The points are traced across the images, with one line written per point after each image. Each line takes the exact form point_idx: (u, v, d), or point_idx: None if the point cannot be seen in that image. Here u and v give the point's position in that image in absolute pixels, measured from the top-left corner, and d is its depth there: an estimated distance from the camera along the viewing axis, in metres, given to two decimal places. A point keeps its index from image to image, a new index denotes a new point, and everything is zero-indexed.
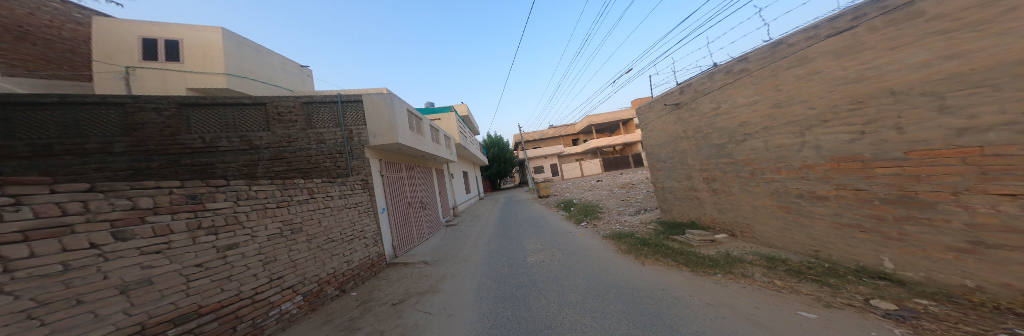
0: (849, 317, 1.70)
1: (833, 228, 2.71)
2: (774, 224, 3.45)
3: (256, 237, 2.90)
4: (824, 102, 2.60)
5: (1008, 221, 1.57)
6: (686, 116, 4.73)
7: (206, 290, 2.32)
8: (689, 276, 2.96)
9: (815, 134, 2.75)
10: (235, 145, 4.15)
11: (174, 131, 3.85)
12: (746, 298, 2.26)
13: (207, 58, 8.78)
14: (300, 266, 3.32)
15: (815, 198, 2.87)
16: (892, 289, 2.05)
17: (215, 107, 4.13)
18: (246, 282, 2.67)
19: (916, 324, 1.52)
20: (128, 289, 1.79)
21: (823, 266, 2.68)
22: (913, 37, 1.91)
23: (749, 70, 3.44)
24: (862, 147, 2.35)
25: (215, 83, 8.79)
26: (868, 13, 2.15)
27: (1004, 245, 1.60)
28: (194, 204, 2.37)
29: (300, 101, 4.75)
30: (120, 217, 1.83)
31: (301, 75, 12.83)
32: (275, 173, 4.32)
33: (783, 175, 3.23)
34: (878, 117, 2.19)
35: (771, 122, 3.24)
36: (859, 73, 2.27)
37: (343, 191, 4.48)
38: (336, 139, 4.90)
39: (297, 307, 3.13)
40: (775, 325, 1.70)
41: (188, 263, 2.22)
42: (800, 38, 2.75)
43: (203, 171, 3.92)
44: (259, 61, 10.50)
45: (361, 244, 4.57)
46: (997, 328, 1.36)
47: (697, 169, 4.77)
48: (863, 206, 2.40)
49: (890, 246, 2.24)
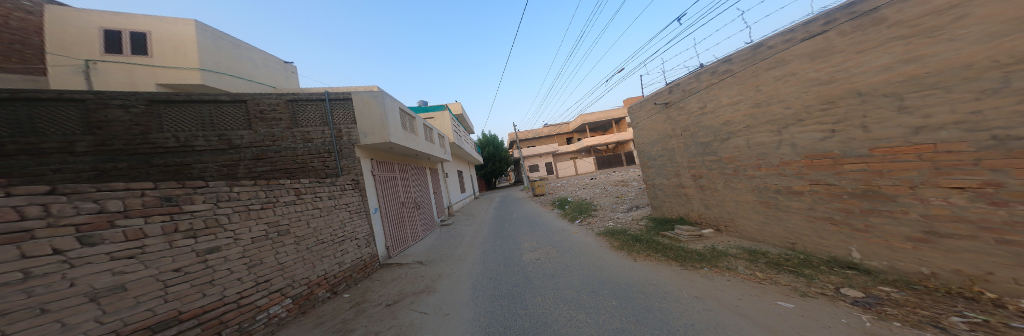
0: (822, 306, 1.84)
1: (808, 221, 2.90)
2: (756, 218, 3.65)
3: (239, 241, 2.78)
4: (799, 102, 2.77)
5: (957, 212, 1.76)
6: (675, 115, 4.88)
7: (187, 295, 2.21)
8: (678, 271, 3.09)
9: (792, 133, 2.93)
10: (213, 144, 3.94)
11: (144, 130, 3.62)
12: (729, 290, 2.39)
13: (179, 52, 8.39)
14: (288, 268, 3.21)
15: (792, 193, 3.07)
16: (859, 278, 2.23)
17: (190, 104, 3.93)
18: (229, 286, 2.55)
19: (880, 310, 1.67)
20: (98, 296, 1.68)
21: (799, 258, 2.87)
22: (877, 42, 2.06)
23: (732, 71, 3.59)
24: (833, 145, 2.53)
25: (187, 79, 8.42)
26: (838, 18, 2.30)
27: (955, 235, 1.79)
28: (169, 207, 2.24)
29: (284, 98, 4.55)
30: (86, 221, 1.72)
31: (284, 72, 12.32)
32: (259, 174, 4.13)
33: (763, 172, 3.41)
34: (847, 116, 2.36)
35: (752, 121, 3.41)
36: (830, 75, 2.44)
37: (332, 191, 4.34)
38: (324, 138, 4.75)
39: (287, 310, 3.03)
40: (756, 316, 1.80)
41: (165, 268, 2.11)
42: (778, 41, 2.90)
43: (178, 172, 3.71)
44: (239, 56, 10.04)
45: (353, 245, 4.44)
46: (949, 311, 1.53)
47: (685, 166, 4.92)
48: (834, 200, 2.60)
49: (858, 237, 2.43)
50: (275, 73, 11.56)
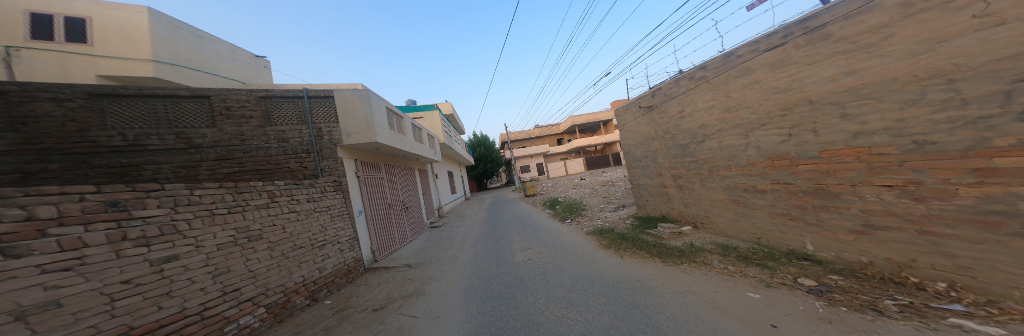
0: (783, 295, 2.04)
1: (771, 217, 3.21)
2: (727, 215, 3.95)
3: (202, 248, 2.54)
4: (763, 108, 3.08)
5: (888, 207, 2.04)
6: (657, 118, 5.18)
7: (139, 309, 1.97)
8: (661, 267, 3.26)
9: (757, 136, 3.24)
10: (168, 143, 3.55)
11: (82, 127, 3.15)
12: (706, 284, 2.56)
13: (125, 41, 7.55)
14: (261, 276, 2.97)
15: (757, 192, 3.37)
16: (813, 268, 2.51)
17: (140, 99, 3.53)
18: (190, 297, 2.31)
19: (830, 296, 1.89)
20: (27, 314, 1.43)
21: (764, 251, 3.15)
22: (824, 55, 2.35)
23: (707, 77, 3.89)
24: (790, 147, 2.84)
25: (137, 70, 7.61)
26: (794, 32, 2.60)
27: (886, 227, 2.07)
28: (115, 213, 1.99)
29: (255, 94, 4.25)
30: (13, 230, 1.46)
31: (256, 67, 11.54)
32: (224, 176, 3.79)
33: (733, 172, 3.72)
34: (801, 122, 2.67)
35: (724, 125, 3.72)
36: (787, 84, 2.75)
37: (311, 194, 4.08)
38: (302, 138, 4.48)
39: (259, 320, 2.81)
40: (731, 307, 1.95)
41: (111, 281, 1.86)
42: (745, 51, 3.20)
43: (125, 174, 3.30)
44: (201, 48, 9.23)
45: (335, 250, 4.19)
46: (884, 295, 1.77)
47: (666, 167, 5.22)
48: (792, 198, 2.90)
49: (811, 231, 2.72)
50: (244, 68, 10.79)
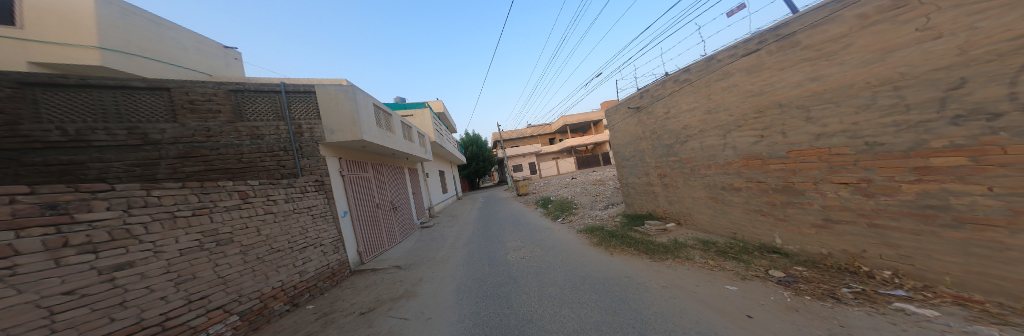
0: (756, 287, 2.20)
1: (745, 213, 3.44)
2: (707, 212, 4.19)
3: (163, 253, 2.30)
4: (739, 110, 3.30)
5: (843, 203, 2.27)
6: (644, 119, 5.39)
7: (86, 323, 1.75)
8: (648, 263, 3.39)
9: (733, 137, 3.47)
10: (119, 139, 3.14)
11: (12, 119, 2.65)
12: (689, 278, 2.70)
13: (68, 25, 6.68)
14: (232, 282, 2.75)
15: (733, 190, 3.60)
16: (781, 260, 2.72)
17: (84, 90, 3.09)
18: (149, 307, 2.09)
19: (796, 287, 2.06)
20: None
21: (739, 245, 3.38)
22: (793, 62, 2.57)
23: (690, 80, 4.10)
24: (762, 147, 3.07)
25: (84, 59, 6.74)
26: (767, 39, 2.81)
27: (842, 221, 2.30)
28: (54, 216, 1.74)
29: (224, 87, 3.91)
30: None
31: (224, 58, 10.83)
32: (189, 175, 3.41)
33: (713, 171, 3.96)
34: (771, 124, 2.89)
35: (705, 126, 3.95)
36: (761, 88, 2.97)
37: (290, 194, 3.82)
38: (279, 134, 4.20)
39: (232, 329, 2.59)
40: (712, 300, 2.07)
41: (50, 292, 1.63)
42: (725, 55, 3.41)
43: (67, 174, 2.77)
44: (160, 37, 8.49)
45: (317, 252, 3.95)
46: (841, 284, 1.96)
47: (653, 166, 5.44)
48: (763, 195, 3.13)
49: (780, 225, 2.96)
50: (209, 58, 10.09)
